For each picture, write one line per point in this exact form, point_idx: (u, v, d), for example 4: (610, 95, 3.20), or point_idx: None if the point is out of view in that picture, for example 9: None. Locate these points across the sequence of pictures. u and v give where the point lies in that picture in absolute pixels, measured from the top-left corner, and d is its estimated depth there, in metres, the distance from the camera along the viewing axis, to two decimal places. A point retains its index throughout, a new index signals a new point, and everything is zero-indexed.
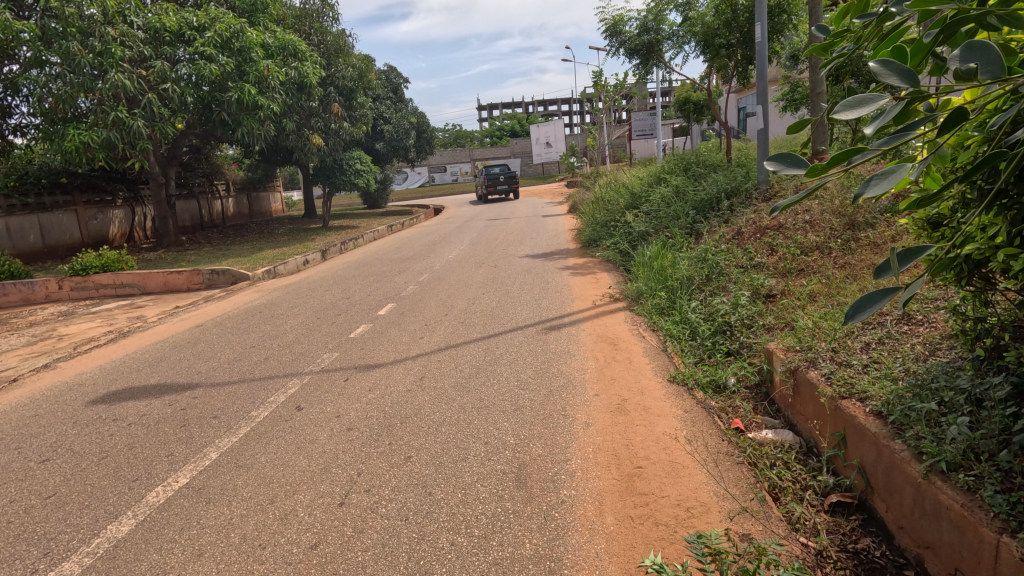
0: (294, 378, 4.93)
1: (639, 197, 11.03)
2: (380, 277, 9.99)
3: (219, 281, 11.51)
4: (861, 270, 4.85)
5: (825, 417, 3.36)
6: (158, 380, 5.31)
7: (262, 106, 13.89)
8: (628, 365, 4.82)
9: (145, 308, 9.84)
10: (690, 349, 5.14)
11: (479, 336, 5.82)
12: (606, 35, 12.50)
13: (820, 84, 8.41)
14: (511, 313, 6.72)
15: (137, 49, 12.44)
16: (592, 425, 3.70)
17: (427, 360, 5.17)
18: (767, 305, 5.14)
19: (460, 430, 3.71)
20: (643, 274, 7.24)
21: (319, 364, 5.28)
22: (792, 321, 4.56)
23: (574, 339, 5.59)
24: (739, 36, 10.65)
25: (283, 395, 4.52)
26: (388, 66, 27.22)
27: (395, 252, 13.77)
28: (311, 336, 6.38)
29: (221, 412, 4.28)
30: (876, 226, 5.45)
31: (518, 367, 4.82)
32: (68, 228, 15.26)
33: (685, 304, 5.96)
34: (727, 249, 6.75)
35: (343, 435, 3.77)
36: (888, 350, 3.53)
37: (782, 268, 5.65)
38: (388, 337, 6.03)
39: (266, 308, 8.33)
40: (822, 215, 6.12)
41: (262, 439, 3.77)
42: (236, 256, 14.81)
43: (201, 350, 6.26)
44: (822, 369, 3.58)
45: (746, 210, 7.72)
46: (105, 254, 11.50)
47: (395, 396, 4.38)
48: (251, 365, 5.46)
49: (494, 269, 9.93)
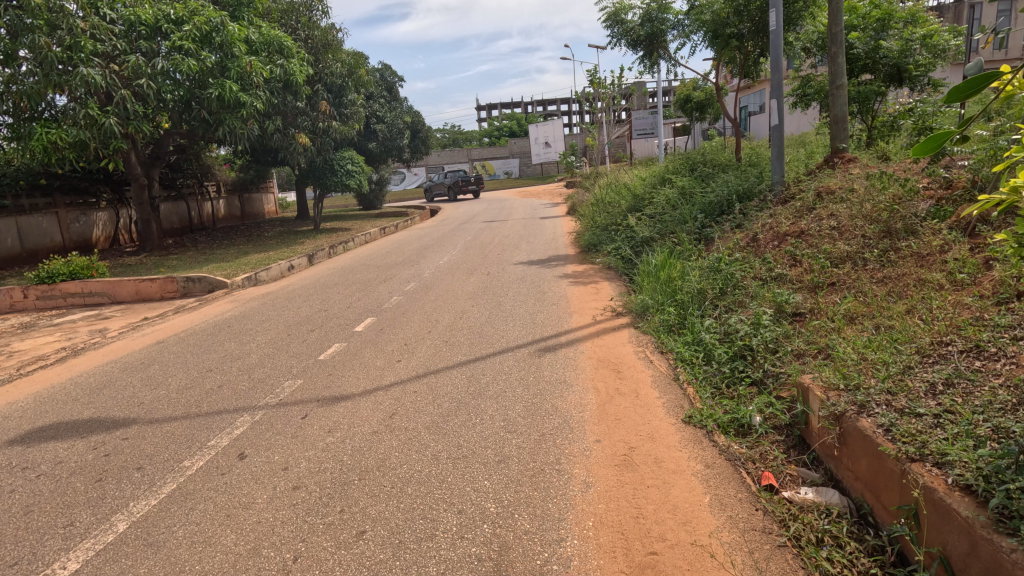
0: (244, 414, 4.22)
1: (642, 198, 10.33)
2: (364, 285, 9.28)
3: (194, 289, 10.74)
4: (907, 286, 4.17)
5: (888, 483, 2.65)
6: (93, 414, 4.59)
7: (245, 104, 13.15)
8: (635, 400, 4.11)
9: (111, 320, 9.12)
10: (705, 377, 4.46)
11: (464, 358, 5.13)
12: (607, 25, 11.77)
13: (841, 75, 7.68)
14: (503, 330, 6.02)
15: (110, 43, 11.69)
16: (593, 486, 3.00)
17: (402, 391, 4.45)
18: (794, 326, 4.46)
19: (429, 493, 3.01)
20: (648, 285, 6.55)
21: (278, 395, 4.57)
22: (828, 348, 3.89)
23: (571, 364, 4.88)
24: (750, 25, 9.95)
25: (225, 439, 3.81)
26: (383, 64, 26.56)
27: (384, 257, 13.04)
28: (276, 357, 5.67)
29: (148, 462, 3.57)
30: (919, 233, 4.73)
31: (505, 402, 4.12)
32: (48, 232, 14.58)
33: (697, 322, 5.27)
34: (743, 258, 6.05)
35: (286, 497, 3.07)
36: (964, 397, 2.81)
37: (808, 282, 4.96)
38: (361, 360, 5.32)
39: (236, 322, 7.62)
40: (852, 221, 5.41)
41: (187, 502, 3.07)
42: (217, 261, 14.09)
43: (152, 374, 5.55)
44: (879, 419, 2.87)
45: (761, 214, 7.04)
46: (74, 261, 10.78)
47: (357, 440, 3.68)
48: (200, 395, 4.75)
49: (486, 277, 9.23)
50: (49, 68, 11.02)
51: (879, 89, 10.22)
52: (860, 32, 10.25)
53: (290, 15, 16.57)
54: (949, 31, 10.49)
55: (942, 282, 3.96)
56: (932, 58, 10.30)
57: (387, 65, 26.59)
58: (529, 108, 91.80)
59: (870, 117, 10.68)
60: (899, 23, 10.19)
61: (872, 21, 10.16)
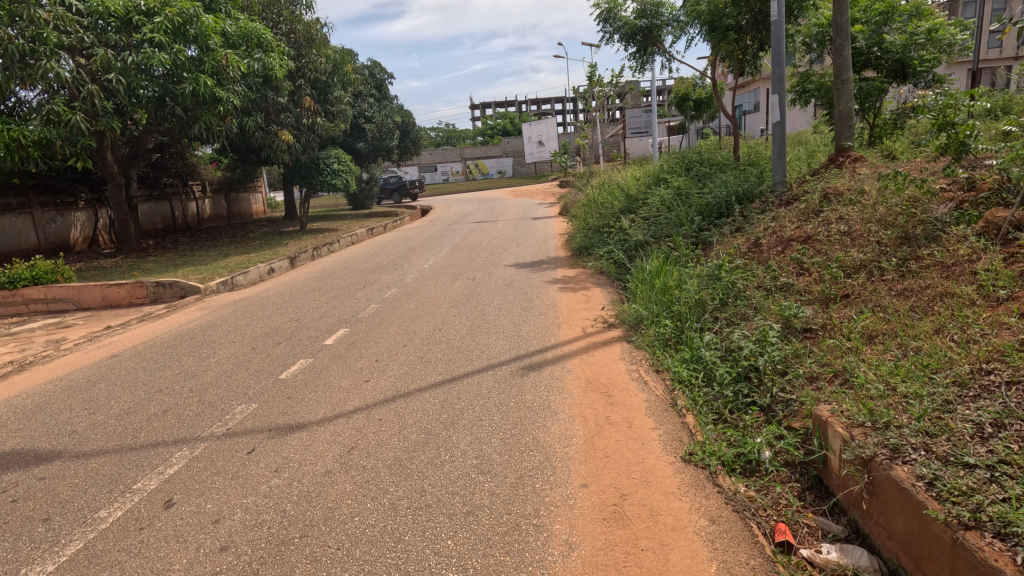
0: (182, 448, 3.70)
1: (636, 199, 9.85)
2: (342, 292, 8.77)
3: (165, 295, 10.18)
4: (933, 301, 3.72)
5: (933, 552, 2.19)
6: (16, 445, 4.05)
7: (221, 100, 12.55)
8: (628, 432, 3.60)
9: (71, 329, 8.53)
10: (706, 402, 3.97)
11: (441, 378, 4.63)
12: (599, 20, 11.29)
13: (846, 69, 7.20)
14: (485, 344, 5.51)
15: (76, 35, 11.07)
16: (577, 550, 2.52)
17: (366, 419, 3.96)
18: (805, 344, 3.99)
19: (380, 558, 2.52)
20: (642, 294, 6.08)
21: (226, 424, 4.04)
22: (846, 373, 3.44)
23: (556, 385, 4.39)
24: (749, 18, 9.49)
25: (154, 481, 3.29)
26: (371, 62, 25.98)
27: (368, 260, 12.52)
28: (234, 375, 5.16)
29: (58, 511, 3.05)
30: (942, 239, 4.27)
31: (480, 433, 3.62)
32: (22, 233, 13.95)
33: (695, 337, 4.78)
34: (745, 265, 5.56)
35: (208, 562, 2.56)
36: (1021, 445, 2.34)
37: (818, 293, 4.50)
38: (325, 381, 4.79)
39: (200, 333, 7.07)
40: (864, 226, 4.95)
41: (91, 567, 2.57)
42: (195, 264, 13.50)
43: (95, 396, 5.01)
44: (919, 469, 2.40)
45: (763, 217, 6.59)
46: (38, 264, 10.23)
47: (305, 483, 3.18)
48: (139, 423, 4.21)
49: (472, 282, 8.73)
50: (11, 61, 10.40)
51: (881, 85, 9.79)
52: (863, 25, 9.81)
53: (270, 8, 15.85)
54: (956, 26, 10.05)
55: (974, 297, 3.52)
56: (938, 52, 9.86)
57: (375, 63, 25.99)
58: (523, 107, 91.60)
59: (874, 116, 10.25)
60: (903, 16, 9.73)
61: (874, 15, 9.71)
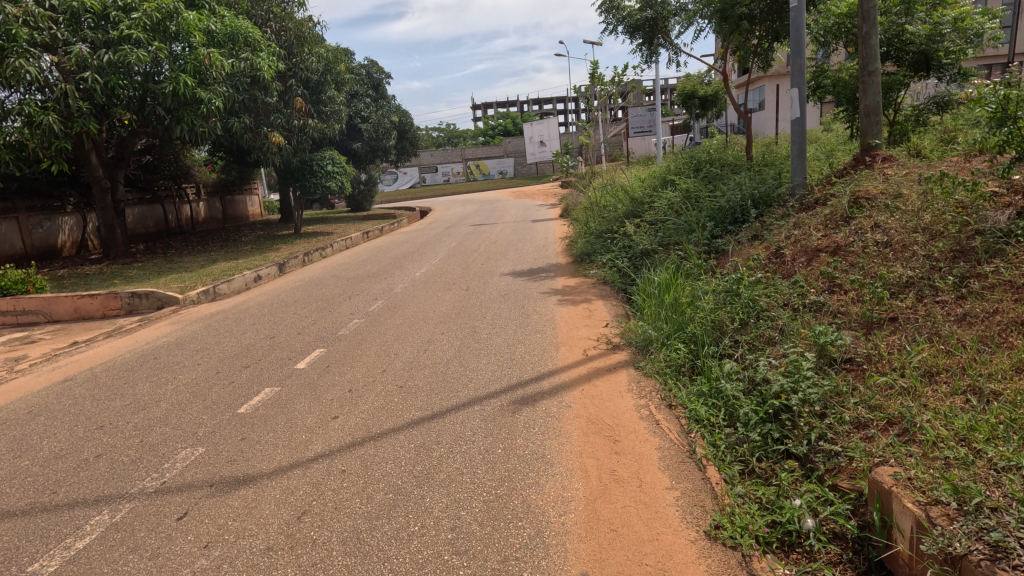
0: (102, 511, 3.07)
1: (641, 203, 9.21)
2: (325, 304, 8.14)
3: (141, 306, 9.56)
4: (1004, 332, 3.10)
5: None
6: None
7: (205, 101, 11.91)
8: (638, 494, 2.97)
9: (36, 345, 7.92)
10: (727, 447, 3.32)
11: (418, 416, 3.99)
12: (603, 11, 10.65)
13: (874, 60, 6.52)
14: (473, 370, 4.88)
15: (49, 33, 10.46)
16: None
17: (327, 471, 3.33)
18: (847, 380, 3.32)
19: None
20: (651, 310, 5.45)
21: (161, 478, 3.40)
22: (905, 421, 2.81)
23: (552, 427, 3.74)
24: (762, 6, 8.84)
25: (55, 560, 2.69)
26: (369, 61, 25.39)
27: (359, 266, 11.89)
28: (189, 408, 4.55)
29: None
30: (1006, 254, 3.63)
31: (459, 494, 2.99)
32: (7, 239, 13.44)
33: (712, 365, 4.13)
34: (768, 279, 4.91)
35: None
36: None
37: (858, 316, 3.86)
38: (289, 417, 4.17)
39: (166, 352, 6.46)
40: (907, 235, 4.32)
41: None
42: (179, 271, 12.90)
43: (29, 432, 4.41)
44: None
45: (783, 223, 5.96)
46: (7, 274, 9.61)
47: (238, 567, 2.56)
48: (66, 472, 3.60)
49: (465, 293, 8.11)
50: None
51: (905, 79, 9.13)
52: (883, 16, 9.15)
53: (260, 4, 15.30)
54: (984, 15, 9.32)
55: None
56: (965, 43, 9.18)
57: (373, 62, 25.39)
58: (524, 107, 91.04)
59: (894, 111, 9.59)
60: (927, 5, 9.05)
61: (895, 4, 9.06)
